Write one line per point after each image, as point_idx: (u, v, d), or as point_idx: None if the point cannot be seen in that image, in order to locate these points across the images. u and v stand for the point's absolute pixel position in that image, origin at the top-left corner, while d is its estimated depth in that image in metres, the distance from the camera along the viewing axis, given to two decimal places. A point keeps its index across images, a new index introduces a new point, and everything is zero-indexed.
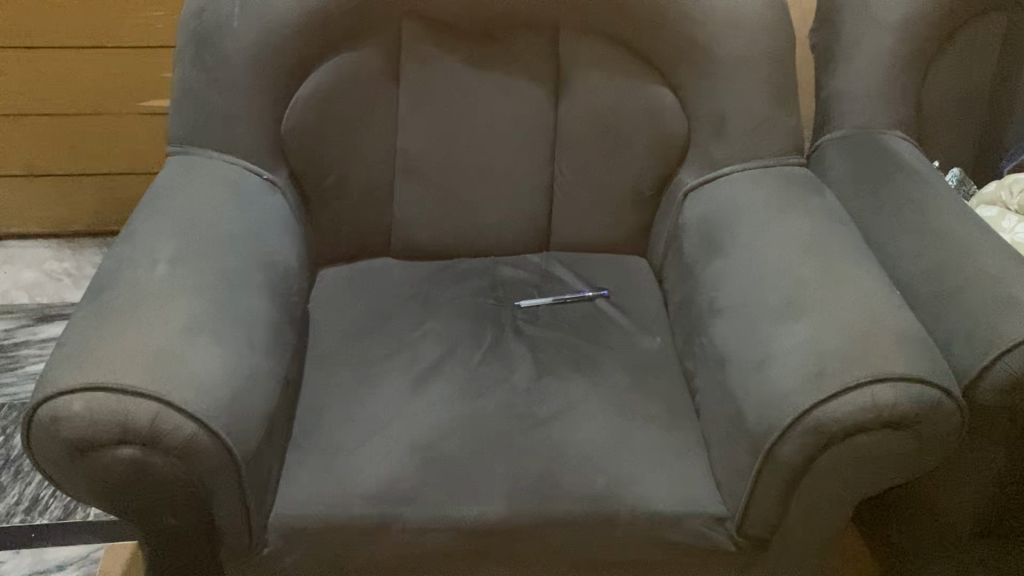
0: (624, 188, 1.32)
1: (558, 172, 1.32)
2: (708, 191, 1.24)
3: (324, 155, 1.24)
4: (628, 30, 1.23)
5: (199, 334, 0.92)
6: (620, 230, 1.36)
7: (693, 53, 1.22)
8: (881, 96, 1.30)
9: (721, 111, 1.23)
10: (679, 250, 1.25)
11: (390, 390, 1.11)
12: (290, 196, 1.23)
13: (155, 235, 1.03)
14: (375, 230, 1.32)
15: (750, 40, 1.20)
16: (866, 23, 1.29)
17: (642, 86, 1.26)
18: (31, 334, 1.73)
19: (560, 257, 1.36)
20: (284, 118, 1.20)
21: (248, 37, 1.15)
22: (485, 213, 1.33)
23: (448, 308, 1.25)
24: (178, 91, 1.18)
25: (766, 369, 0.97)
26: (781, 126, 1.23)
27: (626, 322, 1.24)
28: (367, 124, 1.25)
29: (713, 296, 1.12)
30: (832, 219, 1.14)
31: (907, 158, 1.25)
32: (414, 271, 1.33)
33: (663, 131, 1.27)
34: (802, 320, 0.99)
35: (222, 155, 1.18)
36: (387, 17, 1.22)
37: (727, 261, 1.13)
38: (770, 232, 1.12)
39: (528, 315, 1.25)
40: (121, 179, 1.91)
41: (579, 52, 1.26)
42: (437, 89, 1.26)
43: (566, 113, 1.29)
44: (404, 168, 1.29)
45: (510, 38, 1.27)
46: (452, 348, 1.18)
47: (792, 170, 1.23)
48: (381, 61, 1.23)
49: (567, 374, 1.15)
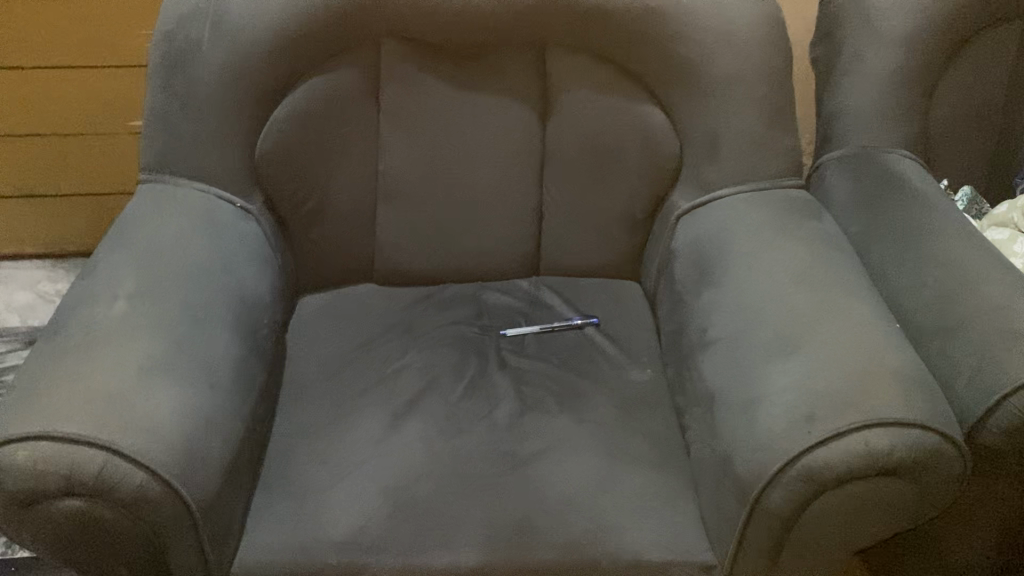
0: (615, 212, 1.27)
1: (546, 196, 1.27)
2: (701, 216, 1.18)
3: (302, 181, 1.20)
4: (616, 48, 1.18)
5: (156, 376, 0.88)
6: (612, 254, 1.30)
7: (685, 72, 1.16)
8: (885, 114, 1.23)
9: (714, 132, 1.17)
10: (671, 277, 1.19)
11: (365, 428, 1.07)
12: (266, 224, 1.19)
13: (118, 270, 0.99)
14: (357, 256, 1.28)
15: (744, 58, 1.15)
16: (869, 38, 1.22)
17: (632, 106, 1.21)
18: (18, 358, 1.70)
19: (550, 282, 1.32)
20: (259, 144, 1.16)
21: (219, 61, 1.11)
22: (472, 238, 1.28)
23: (430, 339, 1.21)
24: (148, 117, 1.14)
25: (756, 411, 0.91)
26: (777, 147, 1.17)
27: (615, 352, 1.19)
28: (346, 148, 1.21)
29: (704, 329, 1.06)
30: (830, 245, 1.08)
31: (912, 180, 1.19)
32: (397, 300, 1.28)
33: (654, 153, 1.22)
34: (794, 358, 0.93)
35: (193, 183, 1.14)
36: (365, 38, 1.17)
37: (718, 292, 1.07)
38: (763, 260, 1.06)
39: (514, 345, 1.20)
40: (110, 199, 1.89)
41: (566, 71, 1.21)
42: (419, 112, 1.22)
43: (553, 134, 1.24)
44: (387, 193, 1.25)
45: (494, 57, 1.22)
46: (432, 382, 1.14)
47: (789, 193, 1.17)
48: (360, 83, 1.19)
49: (551, 410, 1.10)
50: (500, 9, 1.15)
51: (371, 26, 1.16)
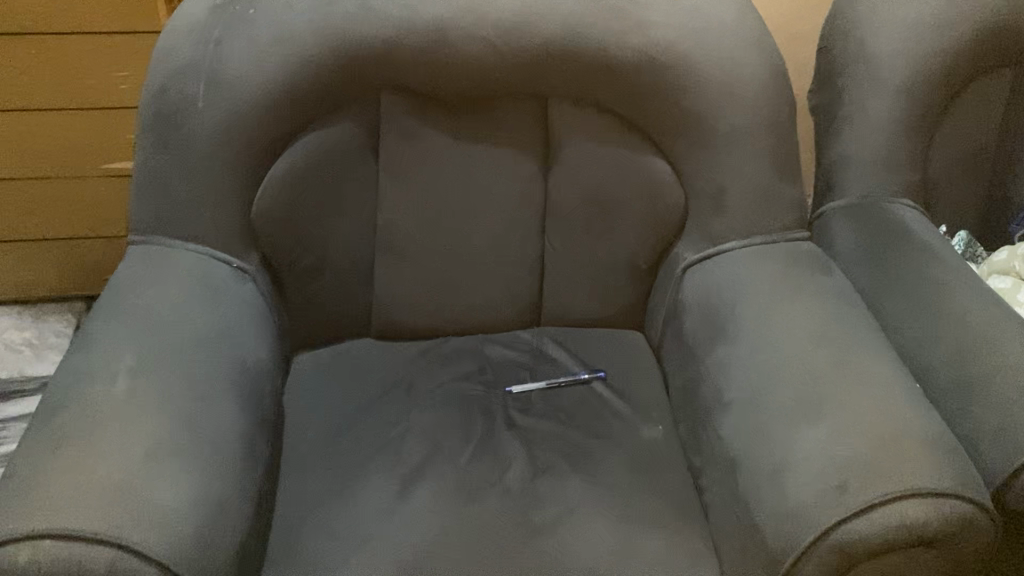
0: (618, 262, 1.25)
1: (548, 247, 1.25)
2: (709, 269, 1.16)
3: (298, 238, 1.16)
4: (621, 99, 1.16)
5: (162, 461, 0.83)
6: (614, 304, 1.28)
7: (692, 124, 1.14)
8: (886, 162, 1.23)
9: (721, 185, 1.15)
10: (679, 330, 1.17)
11: (373, 499, 1.03)
12: (263, 282, 1.14)
13: (114, 342, 0.94)
14: (355, 311, 1.24)
15: (751, 109, 1.13)
16: (870, 87, 1.22)
17: (636, 157, 1.19)
18: (21, 408, 1.66)
19: (551, 333, 1.29)
20: (255, 202, 1.11)
21: (215, 117, 1.07)
22: (472, 290, 1.26)
23: (434, 398, 1.17)
24: (141, 175, 1.09)
25: (782, 479, 0.90)
26: (785, 198, 1.16)
27: (624, 408, 1.17)
28: (345, 202, 1.17)
29: (719, 389, 1.04)
30: (844, 301, 1.07)
31: (916, 230, 1.18)
32: (396, 355, 1.25)
33: (658, 203, 1.20)
34: (819, 424, 0.91)
35: (187, 243, 1.09)
36: (365, 91, 1.14)
37: (732, 350, 1.05)
38: (778, 317, 1.05)
39: (521, 403, 1.17)
40: (84, 244, 1.82)
41: (569, 122, 1.19)
42: (420, 165, 1.19)
43: (556, 185, 1.22)
44: (386, 246, 1.21)
45: (495, 108, 1.19)
46: (440, 446, 1.10)
47: (797, 246, 1.16)
48: (359, 137, 1.15)
49: (564, 473, 1.07)
50: (505, 60, 1.13)
51: (371, 78, 1.12)
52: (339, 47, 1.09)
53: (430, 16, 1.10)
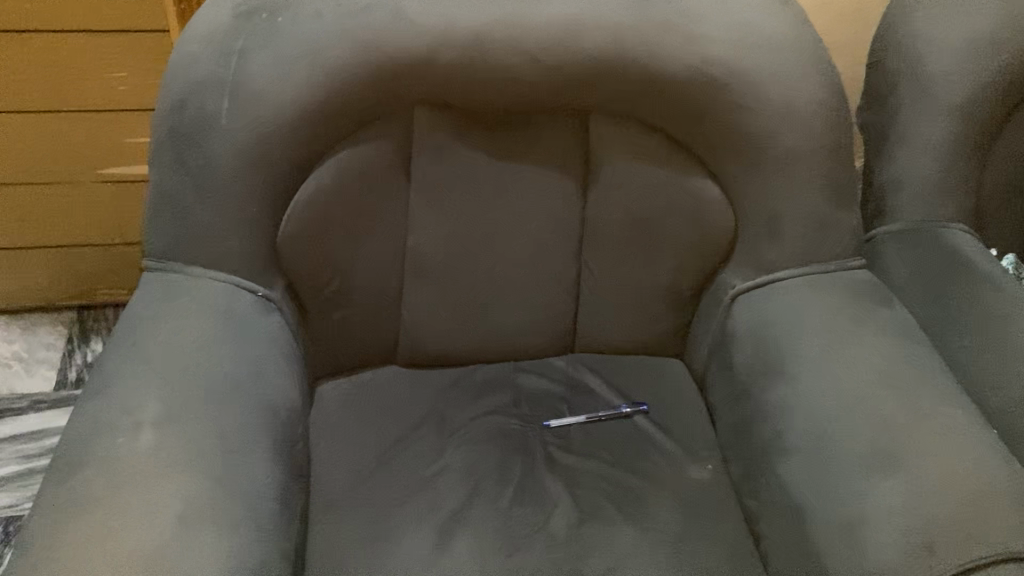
0: (660, 288, 1.19)
1: (586, 272, 1.18)
2: (760, 299, 1.10)
3: (325, 264, 1.08)
4: (670, 118, 1.09)
5: (195, 526, 0.76)
6: (655, 331, 1.22)
7: (745, 146, 1.07)
8: (941, 185, 1.17)
9: (775, 211, 1.09)
10: (728, 363, 1.11)
11: (411, 548, 0.96)
12: (288, 312, 1.06)
13: (136, 389, 0.86)
14: (381, 338, 1.17)
15: (808, 132, 1.07)
16: (926, 106, 1.16)
17: (683, 179, 1.12)
18: (15, 427, 1.55)
19: (587, 361, 1.23)
20: (280, 226, 1.04)
21: (238, 136, 0.98)
22: (505, 317, 1.19)
23: (469, 434, 1.10)
24: (157, 198, 1.01)
25: (859, 538, 0.84)
26: (841, 224, 1.10)
27: (669, 444, 1.11)
28: (374, 225, 1.10)
29: (779, 432, 0.98)
30: (908, 338, 1.01)
31: (974, 258, 1.13)
32: (425, 385, 1.18)
33: (706, 228, 1.13)
34: (895, 478, 0.86)
35: (207, 271, 1.01)
36: (397, 107, 1.06)
37: (792, 390, 0.99)
38: (841, 356, 0.99)
39: (560, 439, 1.10)
40: (78, 252, 1.72)
41: (613, 141, 1.12)
42: (454, 185, 1.11)
43: (596, 207, 1.15)
44: (416, 271, 1.14)
45: (534, 125, 1.11)
46: (478, 488, 1.03)
47: (853, 275, 1.10)
48: (391, 156, 1.08)
49: (612, 519, 1.01)
50: (549, 75, 1.04)
51: (405, 94, 1.04)
52: (372, 62, 1.00)
53: (470, 27, 1.02)
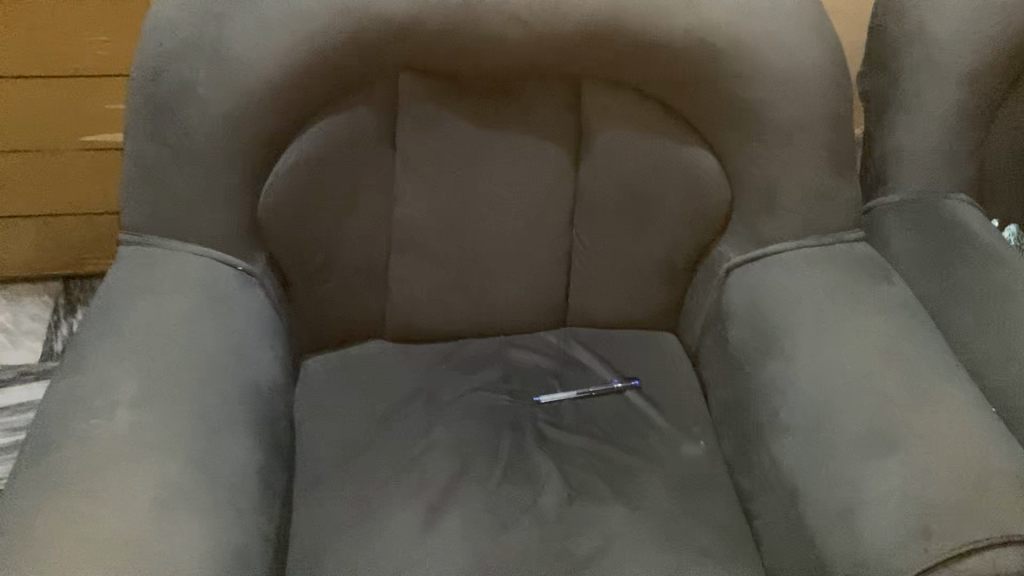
0: (653, 260, 1.16)
1: (578, 244, 1.15)
2: (756, 273, 1.08)
3: (309, 237, 1.05)
4: (664, 86, 1.05)
5: (174, 508, 0.74)
6: (648, 304, 1.20)
7: (742, 115, 1.04)
8: (943, 155, 1.14)
9: (773, 182, 1.06)
10: (723, 338, 1.09)
11: (399, 528, 0.94)
12: (270, 287, 1.03)
13: (113, 368, 0.84)
14: (368, 312, 1.14)
15: (807, 100, 1.03)
16: (928, 73, 1.13)
17: (678, 148, 1.09)
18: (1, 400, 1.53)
19: (579, 335, 1.20)
20: (261, 198, 1.00)
21: (217, 105, 0.95)
22: (495, 289, 1.16)
23: (458, 410, 1.08)
24: (134, 170, 0.98)
25: (856, 519, 0.82)
26: (840, 196, 1.07)
27: (662, 421, 1.09)
28: (358, 196, 1.07)
29: (775, 410, 0.96)
30: (907, 313, 0.99)
31: (976, 230, 1.10)
32: (413, 360, 1.15)
33: (701, 198, 1.10)
34: (894, 458, 0.84)
35: (186, 246, 0.98)
36: (382, 74, 1.02)
37: (789, 367, 0.97)
38: (838, 332, 0.97)
39: (551, 415, 1.08)
40: (62, 221, 1.69)
41: (605, 108, 1.08)
42: (442, 155, 1.08)
43: (588, 177, 1.12)
44: (403, 243, 1.11)
45: (524, 92, 1.08)
46: (467, 465, 1.01)
47: (852, 248, 1.07)
48: (376, 124, 1.04)
49: (604, 498, 0.99)
50: (539, 40, 1.01)
51: (389, 61, 1.01)
52: (355, 28, 0.96)
53: None
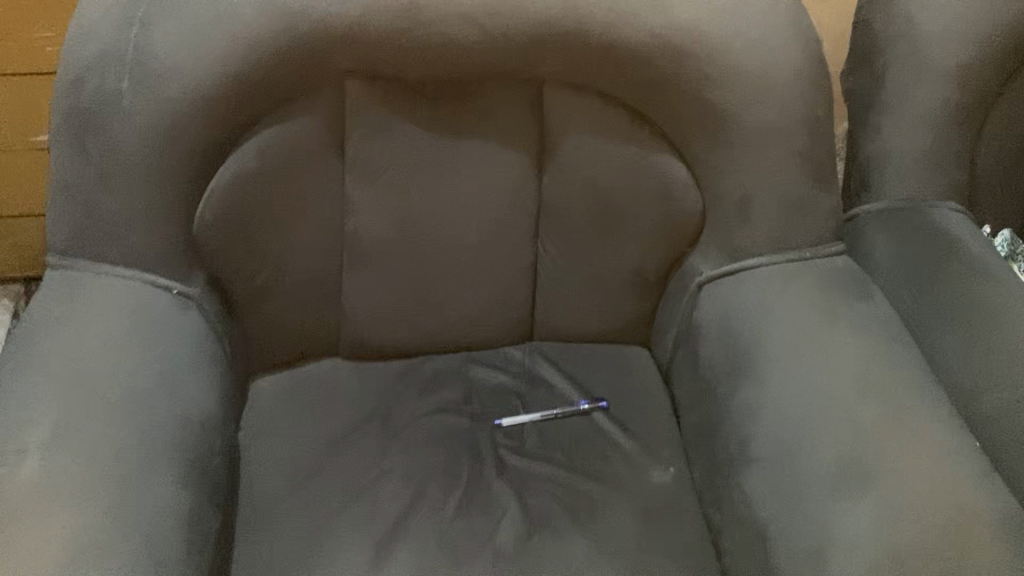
0: (622, 273, 1.09)
1: (543, 255, 1.09)
2: (730, 289, 1.01)
3: (251, 253, 0.99)
4: (631, 88, 0.98)
5: (85, 567, 0.69)
6: (618, 318, 1.13)
7: (713, 121, 0.97)
8: (932, 159, 1.07)
9: (746, 191, 0.99)
10: (695, 358, 1.03)
11: (345, 564, 0.88)
12: (210, 308, 0.97)
13: (28, 411, 0.78)
14: (320, 330, 1.08)
15: (783, 104, 0.96)
16: (915, 72, 1.05)
17: (646, 155, 1.02)
18: None
19: (545, 351, 1.14)
20: (197, 214, 0.94)
21: (144, 117, 0.88)
22: (455, 304, 1.09)
23: (414, 434, 1.02)
24: (59, 187, 0.91)
25: (828, 565, 0.76)
26: (819, 206, 1.00)
27: (629, 445, 1.03)
28: (304, 209, 1.00)
29: (744, 439, 0.90)
30: (888, 335, 0.92)
31: (964, 242, 1.03)
32: (369, 379, 1.08)
33: (672, 208, 1.04)
34: (868, 498, 0.78)
35: (114, 269, 0.91)
36: (326, 79, 0.95)
37: (761, 394, 0.91)
38: (814, 356, 0.90)
39: (512, 441, 1.02)
40: (19, 225, 1.58)
41: (568, 113, 1.01)
42: (394, 164, 1.01)
43: (551, 186, 1.05)
44: (355, 258, 1.04)
45: (481, 96, 1.00)
46: (420, 495, 0.95)
47: (831, 263, 1.01)
48: (321, 134, 0.97)
49: (564, 529, 0.93)
50: (495, 41, 0.93)
51: (333, 66, 0.94)
52: (292, 31, 0.89)
53: None
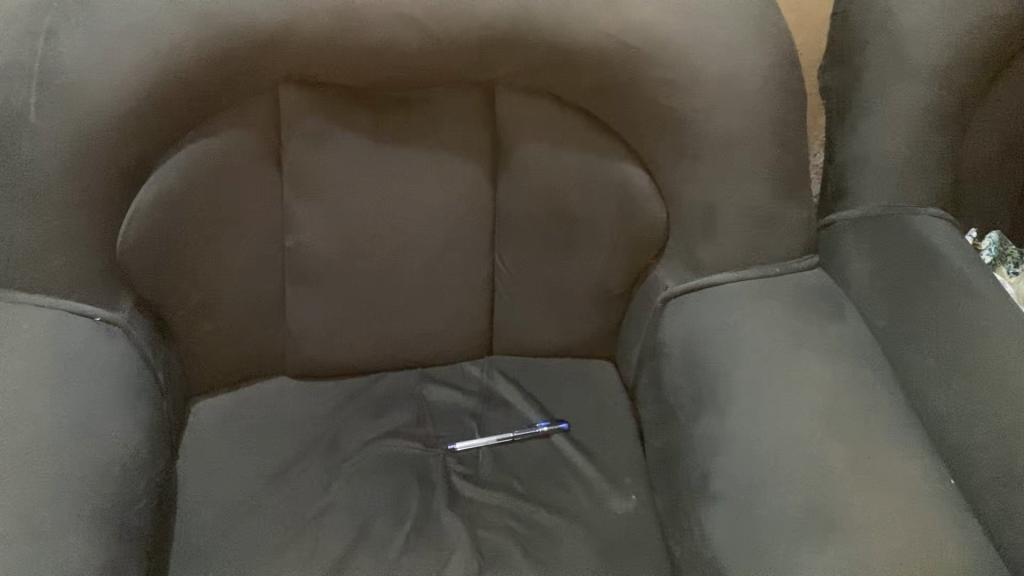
0: (584, 286, 1.03)
1: (500, 268, 1.02)
2: (695, 306, 0.95)
3: (182, 274, 0.93)
4: (588, 94, 0.90)
5: None
6: (581, 332, 1.07)
7: (675, 129, 0.90)
8: (912, 164, 1.00)
9: (711, 204, 0.92)
10: (658, 379, 0.97)
11: None
12: (139, 334, 0.91)
13: None
14: (264, 350, 1.02)
15: (751, 110, 0.89)
16: (895, 71, 0.98)
17: (607, 164, 0.95)
18: None
19: (504, 367, 1.09)
20: (120, 235, 0.88)
21: (54, 135, 0.81)
22: (408, 321, 1.03)
23: (361, 462, 0.97)
24: None
25: None
26: (789, 218, 0.94)
27: (589, 470, 0.97)
28: (240, 225, 0.94)
29: (705, 473, 0.85)
30: (859, 361, 0.87)
31: (946, 252, 0.97)
32: (317, 401, 1.03)
33: (635, 220, 0.97)
34: (830, 546, 0.73)
35: (30, 297, 0.85)
36: (256, 88, 0.88)
37: (723, 424, 0.85)
38: (779, 385, 0.85)
39: (465, 467, 0.97)
40: None
41: (523, 119, 0.94)
42: (336, 175, 0.94)
43: (506, 196, 0.98)
44: (298, 276, 0.98)
45: (429, 102, 0.93)
46: (365, 531, 0.90)
47: (801, 279, 0.95)
48: (254, 146, 0.91)
49: (518, 567, 0.88)
50: (438, 45, 0.85)
51: (263, 73, 0.86)
52: (214, 37, 0.82)
53: None
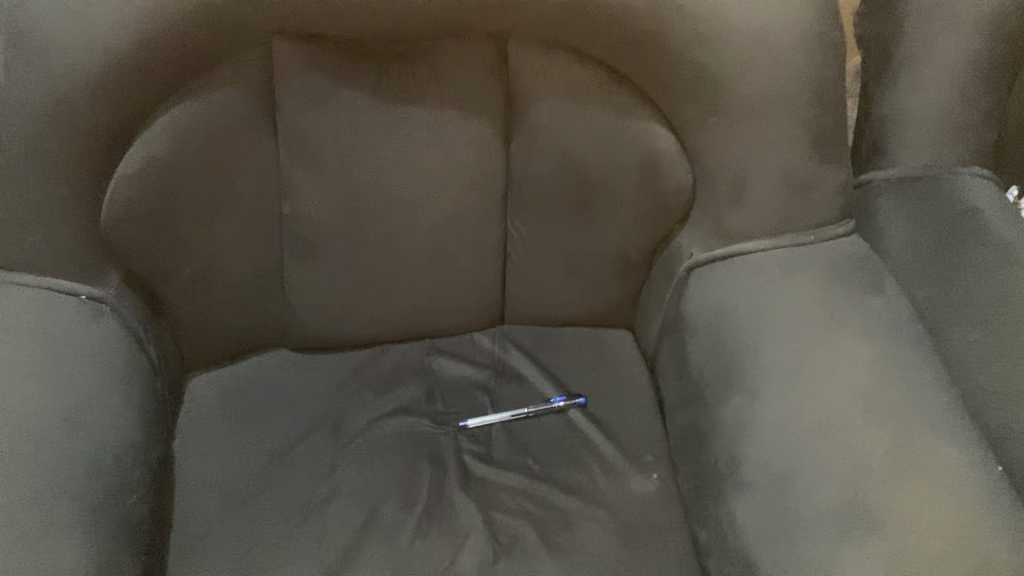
0: (602, 254, 0.96)
1: (513, 236, 0.96)
2: (722, 277, 0.89)
3: (172, 246, 0.87)
4: (609, 48, 0.83)
5: None
6: (598, 302, 1.01)
7: (703, 86, 0.83)
8: (955, 121, 0.93)
9: (740, 168, 0.86)
10: (680, 353, 0.92)
11: None
12: (128, 312, 0.86)
13: None
14: (263, 323, 0.96)
15: (786, 66, 0.82)
16: (940, 20, 0.90)
17: (629, 124, 0.88)
18: None
19: (517, 338, 1.03)
20: (105, 207, 0.82)
21: (31, 101, 0.75)
22: (415, 292, 0.97)
23: (368, 441, 0.92)
24: None
25: None
26: (824, 182, 0.88)
27: (608, 449, 0.93)
28: (232, 193, 0.87)
29: (732, 457, 0.80)
30: (898, 338, 0.82)
31: (991, 218, 0.90)
32: (321, 376, 0.98)
33: (659, 184, 0.90)
34: (870, 541, 0.69)
35: (11, 276, 0.81)
36: (246, 43, 0.80)
37: (753, 407, 0.80)
38: (814, 366, 0.80)
39: (477, 446, 0.93)
40: None
41: (538, 75, 0.86)
42: (335, 138, 0.86)
43: (520, 158, 0.91)
44: (298, 247, 0.92)
45: (435, 56, 0.84)
46: (373, 515, 0.86)
47: (834, 247, 0.89)
48: (245, 107, 0.83)
49: (534, 552, 0.84)
50: None
51: (253, 27, 0.78)
52: None
53: None
